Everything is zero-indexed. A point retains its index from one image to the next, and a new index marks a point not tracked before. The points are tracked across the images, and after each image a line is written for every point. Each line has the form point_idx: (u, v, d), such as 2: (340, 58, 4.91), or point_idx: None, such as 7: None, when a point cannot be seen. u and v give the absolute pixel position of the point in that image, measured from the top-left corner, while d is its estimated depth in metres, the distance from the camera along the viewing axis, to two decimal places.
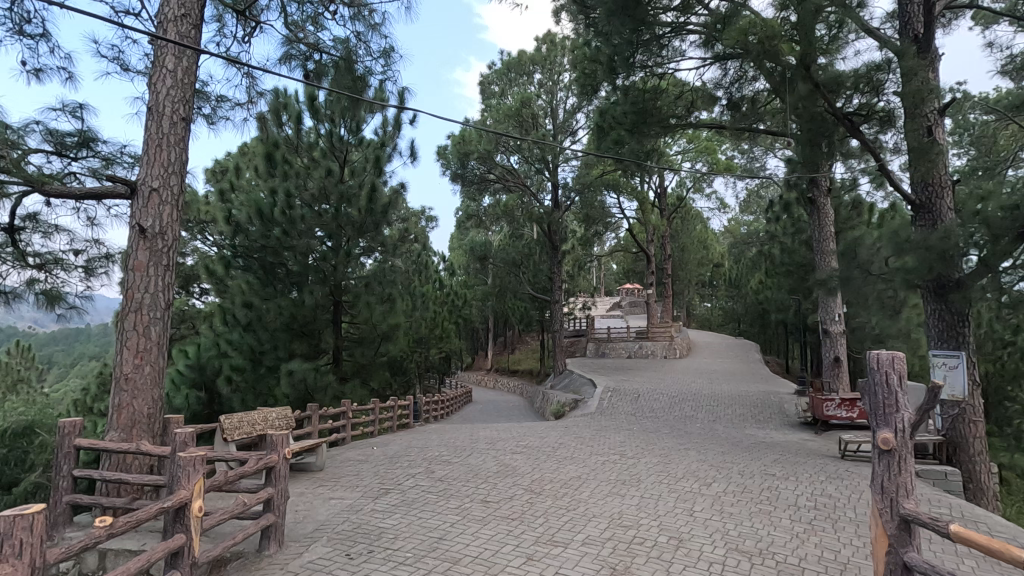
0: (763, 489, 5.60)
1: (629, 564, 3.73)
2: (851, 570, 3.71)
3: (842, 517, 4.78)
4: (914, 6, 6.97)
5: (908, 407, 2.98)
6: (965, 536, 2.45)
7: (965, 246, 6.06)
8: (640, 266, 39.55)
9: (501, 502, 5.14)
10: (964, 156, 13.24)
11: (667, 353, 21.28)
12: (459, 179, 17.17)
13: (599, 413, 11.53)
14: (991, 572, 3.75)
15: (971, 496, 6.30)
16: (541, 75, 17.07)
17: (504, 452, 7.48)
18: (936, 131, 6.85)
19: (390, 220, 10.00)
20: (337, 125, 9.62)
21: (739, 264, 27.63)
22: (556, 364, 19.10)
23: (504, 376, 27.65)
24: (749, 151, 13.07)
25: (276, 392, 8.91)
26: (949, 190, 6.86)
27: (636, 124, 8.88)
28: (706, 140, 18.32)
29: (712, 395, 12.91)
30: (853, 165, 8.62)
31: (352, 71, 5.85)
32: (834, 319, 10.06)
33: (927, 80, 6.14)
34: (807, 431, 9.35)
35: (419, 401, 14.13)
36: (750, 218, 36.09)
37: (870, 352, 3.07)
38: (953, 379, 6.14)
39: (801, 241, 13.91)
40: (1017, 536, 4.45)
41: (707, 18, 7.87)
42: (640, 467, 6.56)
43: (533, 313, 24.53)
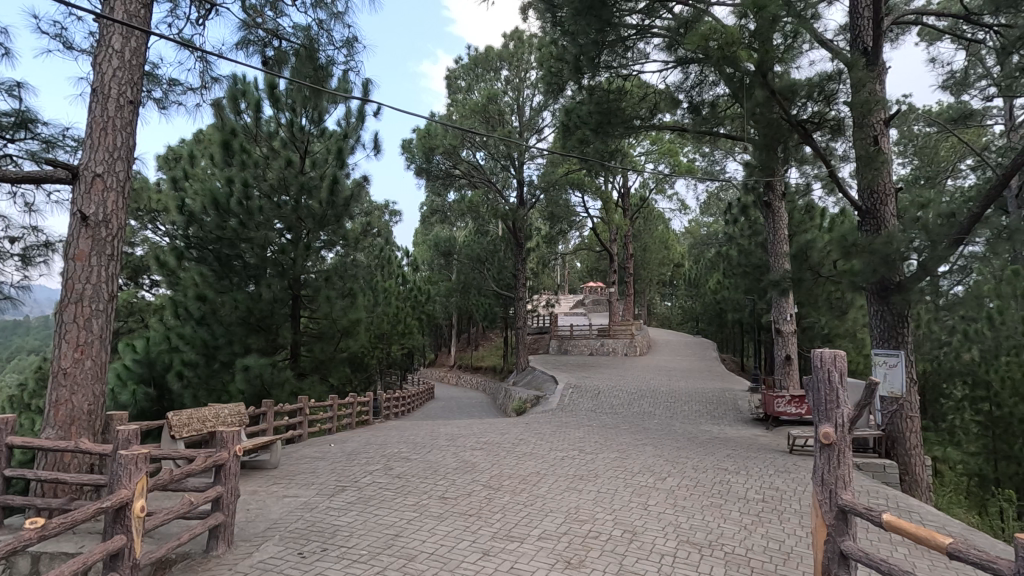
0: (716, 483, 5.78)
1: (584, 557, 3.78)
2: (794, 559, 3.87)
3: (788, 509, 4.96)
4: (864, 20, 7.29)
5: (848, 403, 3.12)
6: (897, 525, 2.59)
7: (907, 250, 6.38)
8: (603, 264, 40.11)
9: (460, 498, 5.13)
10: (908, 165, 13.93)
11: (628, 351, 21.66)
12: (424, 173, 17.00)
13: (560, 409, 11.64)
14: (922, 558, 3.98)
15: (907, 487, 6.65)
16: (508, 72, 17.09)
17: (464, 449, 7.47)
18: (882, 141, 7.18)
19: (352, 213, 9.81)
20: (299, 114, 9.37)
21: (698, 265, 28.36)
22: (519, 361, 19.17)
23: (467, 373, 27.61)
24: (710, 154, 13.39)
25: (230, 388, 8.64)
26: (893, 197, 7.20)
27: (600, 124, 9.01)
28: (669, 142, 18.70)
29: (669, 392, 13.21)
30: (807, 171, 8.92)
31: (314, 60, 5.70)
32: (786, 319, 10.43)
33: (875, 91, 6.42)
34: (759, 426, 9.69)
35: (380, 397, 13.96)
36: (710, 219, 37.07)
37: (815, 350, 3.18)
38: (893, 377, 6.47)
39: (757, 243, 14.39)
40: (946, 525, 4.73)
41: (671, 22, 8.02)
42: (598, 462, 6.67)
43: (497, 309, 24.55)
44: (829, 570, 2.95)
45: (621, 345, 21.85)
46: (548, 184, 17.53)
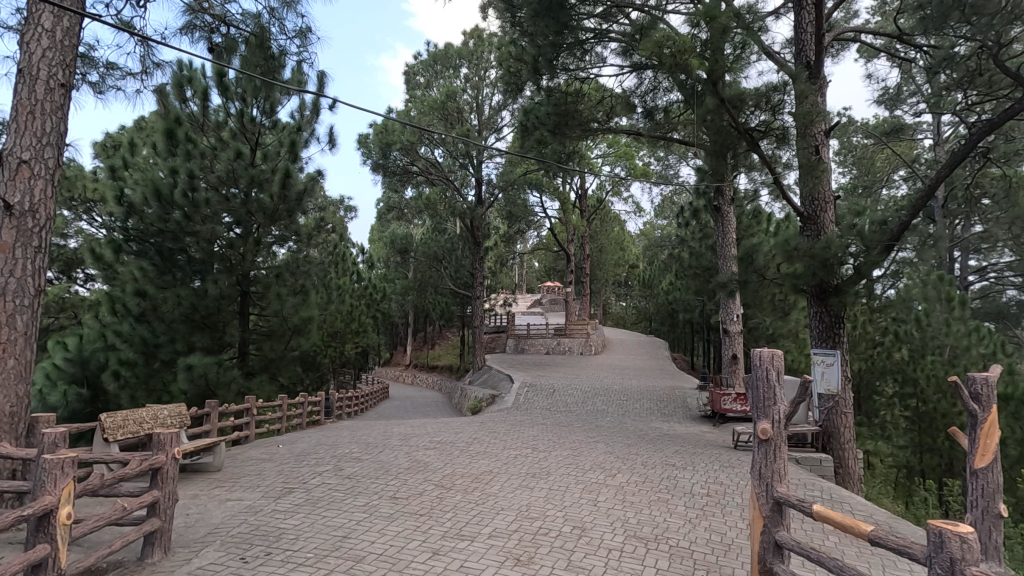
0: (663, 479, 5.94)
1: (533, 554, 3.83)
2: (734, 551, 4.03)
3: (730, 503, 5.16)
4: (808, 35, 7.61)
5: (784, 400, 3.26)
6: (826, 515, 2.75)
7: (844, 256, 6.72)
8: (560, 265, 40.62)
9: (411, 498, 5.09)
10: (847, 174, 14.68)
11: (583, 349, 21.95)
12: (380, 169, 16.69)
13: (515, 408, 11.71)
14: (850, 545, 4.21)
15: (841, 480, 7.03)
16: (468, 70, 17.04)
17: (417, 448, 7.39)
18: (823, 151, 7.53)
19: (306, 208, 9.51)
20: (249, 104, 9.02)
21: (652, 266, 29.06)
22: (475, 360, 19.11)
23: (423, 372, 27.37)
24: (665, 158, 13.71)
25: (171, 387, 8.28)
26: (831, 204, 7.58)
27: (558, 126, 9.10)
28: (625, 145, 19.05)
29: (622, 391, 13.49)
30: (756, 177, 9.18)
31: (264, 49, 5.53)
32: (733, 319, 10.81)
33: (815, 104, 6.73)
34: (706, 423, 10.02)
35: (332, 397, 13.65)
36: (665, 222, 38.06)
37: (754, 350, 3.31)
38: (829, 374, 6.85)
39: (707, 246, 14.84)
40: (873, 515, 5.03)
41: (627, 28, 8.22)
42: (551, 460, 6.73)
43: (454, 308, 24.41)
44: (765, 560, 3.09)
45: (577, 344, 22.14)
46: (506, 184, 17.55)
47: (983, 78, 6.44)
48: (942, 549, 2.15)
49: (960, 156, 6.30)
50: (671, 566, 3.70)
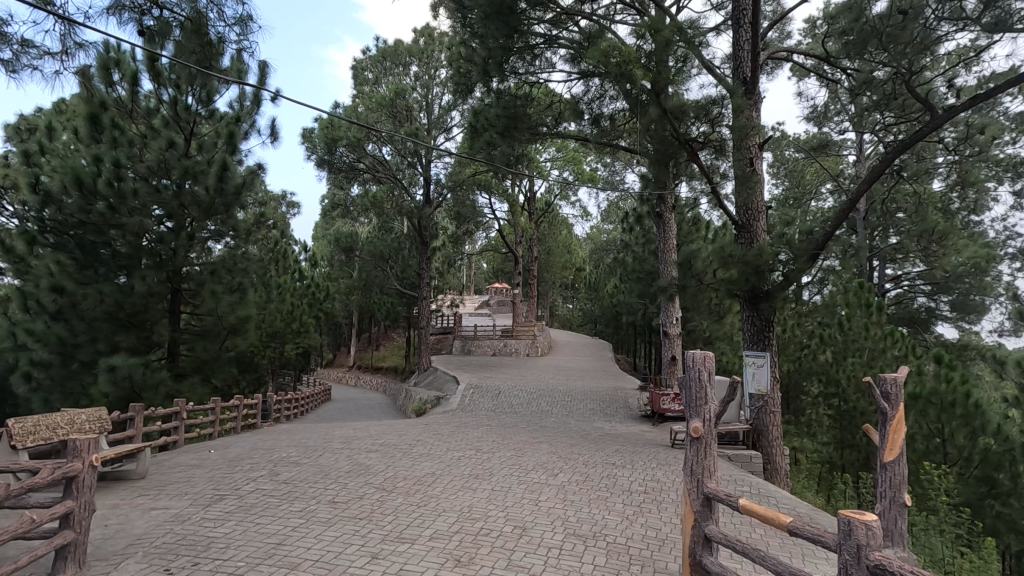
0: (603, 477, 6.09)
1: (473, 555, 3.83)
2: (667, 545, 4.18)
3: (665, 499, 5.35)
4: (745, 52, 8.01)
5: (714, 400, 3.42)
6: (750, 508, 2.92)
7: (774, 263, 7.09)
8: (508, 266, 40.86)
9: (350, 501, 4.99)
10: (779, 185, 15.54)
11: (529, 351, 22.16)
12: (325, 165, 16.24)
13: (461, 409, 11.66)
14: (774, 537, 4.46)
15: (769, 476, 7.42)
16: (418, 68, 16.85)
17: (358, 452, 7.23)
18: (756, 163, 7.91)
19: (244, 203, 9.12)
20: (184, 92, 8.55)
21: (598, 270, 29.70)
22: (420, 361, 18.89)
23: (367, 373, 26.82)
24: (611, 164, 14.03)
25: (92, 390, 7.76)
26: (763, 214, 8.00)
27: (507, 128, 9.15)
28: (573, 150, 19.40)
29: (567, 391, 13.72)
30: (696, 186, 9.54)
31: (201, 36, 5.26)
32: (672, 322, 11.21)
33: (750, 118, 7.07)
34: (646, 422, 10.34)
35: (269, 400, 13.14)
36: (610, 227, 38.95)
37: (688, 351, 3.46)
38: (760, 375, 7.29)
39: (650, 251, 15.31)
40: (795, 507, 5.35)
41: (576, 36, 8.42)
42: (495, 461, 6.76)
43: (400, 308, 24.07)
44: (694, 553, 3.23)
45: (523, 346, 22.34)
46: (455, 184, 17.49)
47: (896, 102, 7.01)
48: (850, 537, 2.33)
49: (876, 173, 6.82)
50: (608, 562, 3.80)
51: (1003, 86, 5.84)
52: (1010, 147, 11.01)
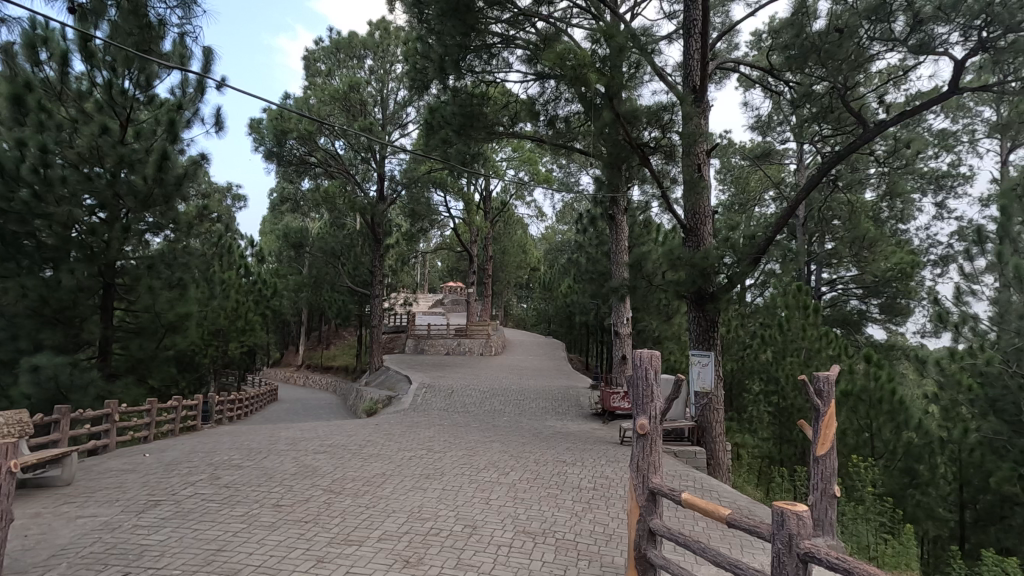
0: (553, 475, 6.17)
1: (422, 555, 3.80)
2: (614, 540, 4.27)
3: (613, 495, 5.47)
4: (695, 62, 8.27)
5: (659, 398, 3.52)
6: (692, 503, 3.02)
7: (719, 266, 7.36)
8: (463, 265, 40.71)
9: (296, 504, 4.85)
10: (726, 191, 16.15)
11: (483, 350, 22.17)
12: (274, 157, 15.70)
13: (412, 409, 11.54)
14: (714, 530, 4.64)
15: (712, 471, 7.69)
16: (373, 62, 16.55)
17: (305, 453, 7.04)
18: (704, 169, 8.17)
19: (185, 194, 8.69)
20: (120, 75, 8.06)
21: (552, 270, 30.02)
22: (372, 360, 18.56)
23: (317, 372, 26.14)
24: (567, 166, 14.21)
25: (11, 391, 7.22)
26: (709, 218, 8.28)
27: (463, 126, 9.11)
28: (529, 151, 19.52)
29: (520, 390, 13.80)
30: (648, 190, 9.78)
31: (139, 17, 4.98)
32: (623, 322, 11.44)
33: (699, 125, 7.32)
34: (597, 420, 10.53)
35: (210, 400, 12.60)
36: (565, 228, 39.42)
37: (635, 351, 3.55)
38: (704, 373, 7.55)
39: (603, 252, 15.59)
40: (735, 500, 5.58)
41: (533, 37, 8.48)
42: (446, 461, 6.73)
43: (351, 306, 23.58)
44: (640, 547, 3.32)
45: (477, 345, 22.33)
46: (409, 181, 17.27)
47: (833, 115, 7.40)
48: (783, 527, 2.45)
49: (814, 181, 7.17)
50: (556, 558, 3.85)
51: (927, 103, 6.26)
52: (932, 161, 11.82)
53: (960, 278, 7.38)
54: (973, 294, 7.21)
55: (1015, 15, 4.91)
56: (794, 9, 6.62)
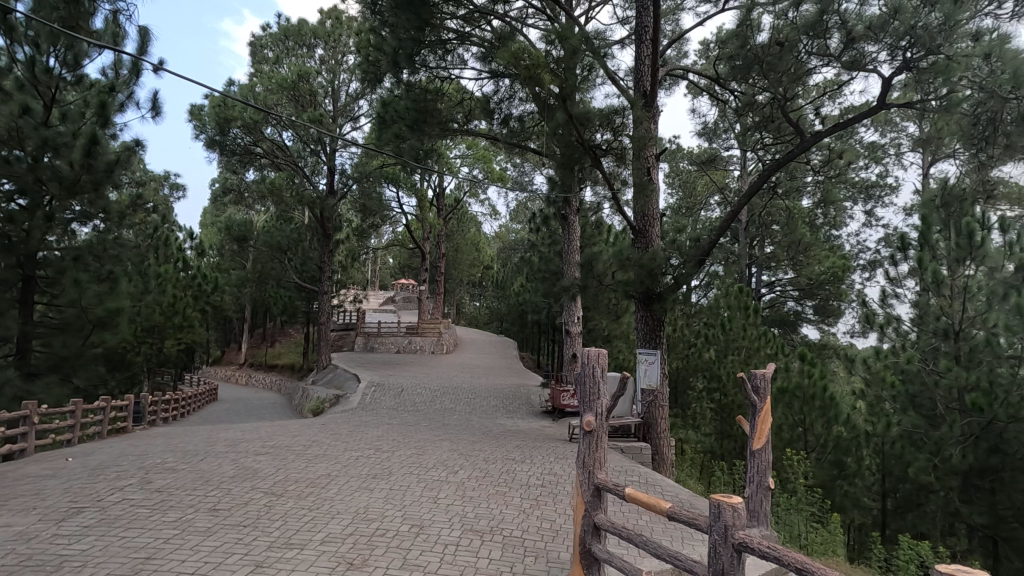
0: (502, 472, 6.19)
1: (367, 556, 3.73)
2: (560, 536, 4.33)
3: (560, 492, 5.54)
4: (646, 67, 8.47)
5: (606, 395, 3.58)
6: (636, 498, 3.11)
7: (666, 267, 7.57)
8: (415, 263, 40.25)
9: (234, 508, 4.66)
10: (674, 194, 16.64)
11: (435, 348, 21.99)
12: (216, 146, 14.99)
13: (360, 408, 11.31)
14: (657, 522, 4.78)
15: (657, 466, 7.93)
16: (323, 51, 16.10)
17: (246, 455, 6.77)
18: (652, 172, 8.37)
19: (118, 181, 8.16)
20: (44, 52, 7.53)
21: (505, 269, 30.11)
22: (319, 359, 18.07)
23: (260, 371, 25.22)
24: (521, 165, 14.28)
25: None
26: (657, 220, 8.51)
27: (416, 122, 8.97)
28: (484, 149, 19.50)
29: (470, 389, 13.75)
30: (600, 191, 9.93)
31: None
32: (574, 321, 11.59)
33: (649, 130, 7.50)
34: (547, 418, 10.64)
35: (143, 400, 11.93)
36: (518, 227, 39.65)
37: (583, 349, 3.60)
38: (650, 372, 7.78)
39: (555, 252, 15.74)
40: (678, 494, 5.77)
41: (488, 35, 8.47)
42: (394, 460, 6.63)
43: (298, 303, 22.87)
44: (585, 542, 3.38)
45: (428, 343, 22.11)
46: (360, 175, 16.90)
47: (773, 125, 7.76)
48: (719, 519, 2.55)
49: (755, 187, 7.46)
50: (503, 555, 3.87)
51: (859, 116, 6.64)
52: (863, 172, 12.58)
53: (885, 281, 7.89)
54: (897, 297, 7.73)
55: (935, 38, 5.28)
56: (739, 21, 6.90)
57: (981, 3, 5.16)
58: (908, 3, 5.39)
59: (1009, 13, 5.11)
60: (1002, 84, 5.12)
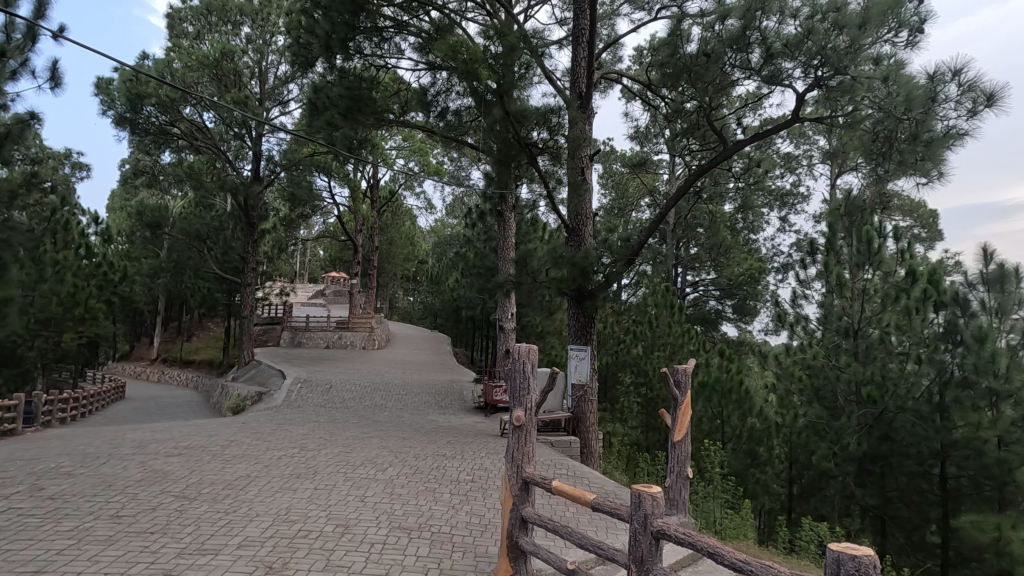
0: (432, 469, 6.14)
1: (288, 559, 3.59)
2: (488, 530, 4.36)
3: (490, 486, 5.58)
4: (582, 69, 8.65)
5: (535, 390, 3.64)
6: (562, 490, 3.18)
7: (597, 265, 7.78)
8: (347, 255, 39.09)
9: (139, 515, 4.34)
10: (607, 195, 17.11)
11: (366, 344, 21.44)
12: (127, 124, 13.86)
13: (285, 406, 10.86)
14: (583, 514, 4.91)
15: (585, 459, 8.14)
16: (250, 30, 15.27)
17: (156, 457, 6.33)
18: (586, 172, 8.55)
19: (8, 157, 7.35)
20: None
21: (440, 264, 29.84)
22: (241, 354, 17.16)
23: (175, 367, 23.63)
24: (457, 159, 14.17)
25: None
26: (590, 220, 8.71)
27: (349, 110, 8.68)
28: (420, 141, 19.22)
29: (402, 385, 13.54)
30: (535, 189, 10.05)
31: None
32: (507, 317, 11.65)
33: (583, 131, 7.66)
34: (479, 413, 10.66)
35: (36, 399, 10.85)
36: (455, 222, 39.43)
37: (515, 344, 3.64)
38: (580, 367, 7.95)
39: (490, 248, 15.77)
40: (603, 485, 5.95)
41: (426, 26, 8.32)
42: (320, 459, 6.41)
43: (219, 295, 21.61)
44: (512, 535, 3.41)
45: (359, 338, 21.53)
46: (290, 163, 16.19)
47: (699, 132, 8.15)
48: (640, 508, 2.65)
49: (681, 191, 7.82)
50: (430, 552, 3.84)
51: (776, 129, 7.08)
52: (779, 180, 13.45)
53: (796, 283, 8.49)
54: (805, 297, 8.34)
55: (842, 59, 5.71)
56: (671, 30, 7.21)
57: (882, 30, 5.62)
58: (821, 25, 5.81)
59: (904, 41, 5.61)
60: (897, 106, 5.62)
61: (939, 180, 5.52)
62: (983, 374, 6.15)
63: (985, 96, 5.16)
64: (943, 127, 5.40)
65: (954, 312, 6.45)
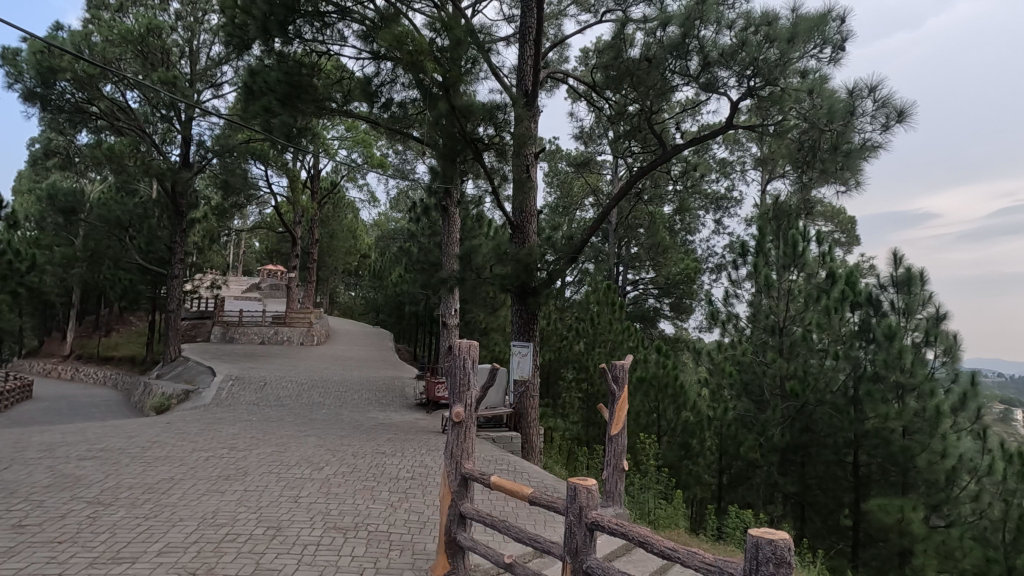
0: (371, 467, 6.01)
1: (213, 565, 3.43)
2: (426, 528, 4.32)
3: (431, 483, 5.53)
4: (528, 66, 8.69)
5: (475, 386, 3.64)
6: (501, 484, 3.20)
7: (541, 263, 7.84)
8: (284, 248, 37.59)
9: (46, 523, 4.00)
10: (552, 193, 17.31)
11: (304, 340, 20.73)
12: (37, 100, 12.73)
13: (215, 405, 10.34)
14: (522, 508, 4.96)
15: (526, 454, 8.22)
16: (180, 6, 14.44)
17: (67, 460, 5.87)
18: (531, 170, 8.59)
19: None
20: None
21: (383, 258, 29.24)
22: (166, 350, 16.17)
23: (91, 364, 22.00)
24: (402, 151, 13.94)
25: None
26: (534, 218, 8.77)
27: (288, 96, 8.34)
28: (364, 132, 18.73)
29: (341, 382, 13.20)
30: (480, 186, 10.03)
31: None
32: (451, 313, 11.58)
33: (528, 128, 7.69)
34: (420, 410, 10.54)
35: None
36: (399, 216, 38.78)
37: (455, 340, 3.62)
38: (522, 363, 7.95)
39: (434, 243, 15.60)
40: (543, 480, 6.03)
41: (371, 14, 8.09)
42: (251, 459, 6.15)
43: (142, 287, 20.27)
44: (450, 531, 3.40)
45: (296, 334, 20.79)
46: (222, 149, 15.39)
47: (640, 134, 8.37)
48: (575, 501, 2.70)
49: (622, 192, 8.01)
50: (367, 551, 3.78)
51: (713, 134, 7.35)
52: (713, 184, 14.05)
53: (728, 283, 8.90)
54: (736, 297, 8.75)
55: (772, 71, 6.05)
56: (615, 34, 7.35)
57: (808, 45, 5.97)
58: (754, 37, 6.11)
59: (828, 57, 5.99)
60: (820, 118, 5.99)
61: (857, 189, 5.93)
62: (892, 369, 6.64)
63: (896, 112, 5.61)
64: (860, 139, 5.82)
65: (867, 312, 6.99)
